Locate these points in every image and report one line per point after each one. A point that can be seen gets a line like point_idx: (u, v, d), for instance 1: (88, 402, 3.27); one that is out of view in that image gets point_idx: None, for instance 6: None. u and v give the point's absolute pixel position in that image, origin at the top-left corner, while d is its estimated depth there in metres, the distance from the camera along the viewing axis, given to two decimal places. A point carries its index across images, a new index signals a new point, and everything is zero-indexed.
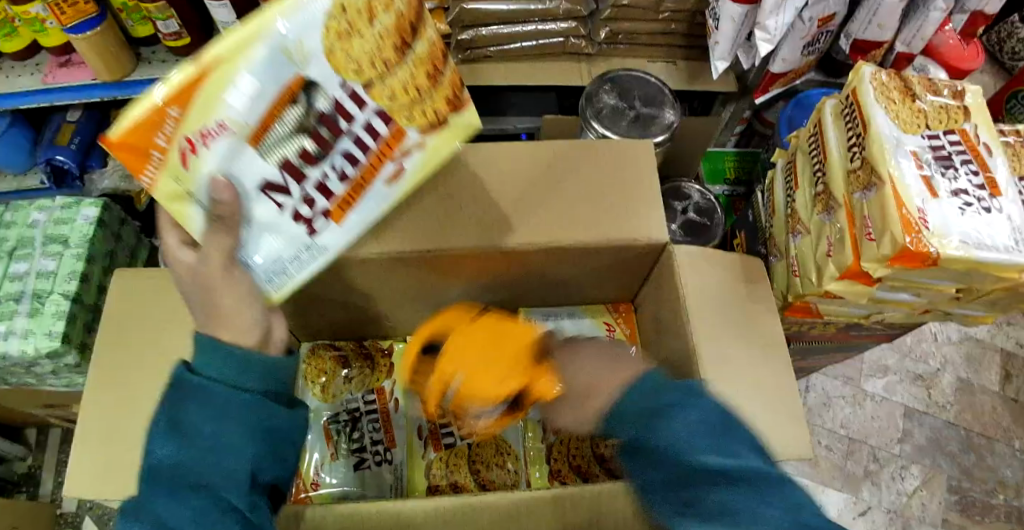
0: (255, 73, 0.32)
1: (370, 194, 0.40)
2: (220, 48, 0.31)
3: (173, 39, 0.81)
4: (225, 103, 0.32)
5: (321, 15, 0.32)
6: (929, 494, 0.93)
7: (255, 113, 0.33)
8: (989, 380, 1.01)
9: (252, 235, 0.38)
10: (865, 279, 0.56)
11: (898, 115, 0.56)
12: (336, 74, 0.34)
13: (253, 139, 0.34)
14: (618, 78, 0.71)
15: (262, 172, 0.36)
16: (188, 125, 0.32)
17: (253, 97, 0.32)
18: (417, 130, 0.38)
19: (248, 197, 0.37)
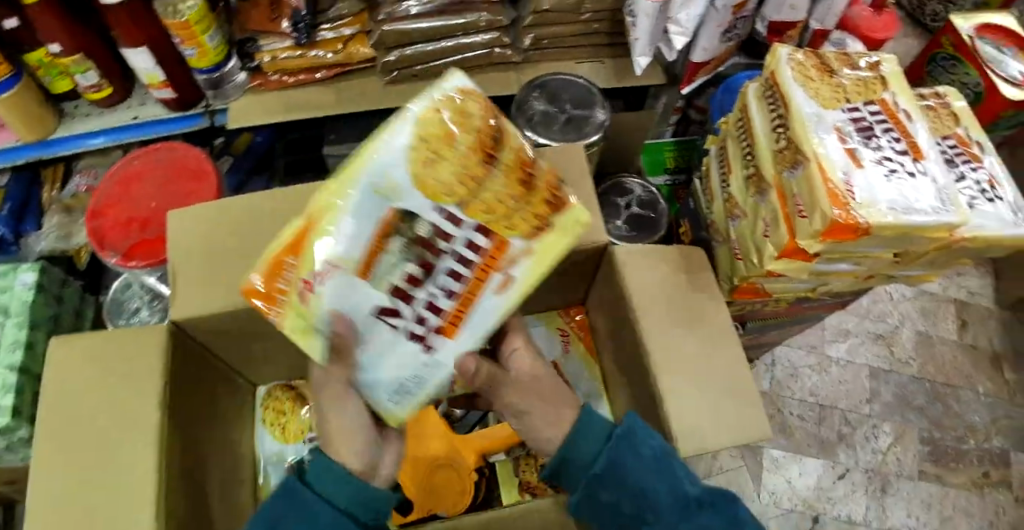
0: (352, 215, 0.38)
1: (483, 307, 0.41)
2: (331, 198, 0.38)
3: (94, 91, 0.79)
4: (330, 244, 0.38)
5: (407, 151, 0.38)
6: (903, 449, 0.96)
7: (358, 249, 0.39)
8: (946, 330, 1.04)
9: (375, 361, 0.42)
10: (803, 256, 0.56)
11: (817, 93, 0.57)
12: (429, 200, 0.38)
13: (360, 272, 0.39)
14: (547, 83, 0.71)
15: (375, 300, 0.40)
16: (302, 269, 0.39)
17: (354, 235, 0.38)
18: (519, 237, 0.40)
19: (365, 325, 0.41)
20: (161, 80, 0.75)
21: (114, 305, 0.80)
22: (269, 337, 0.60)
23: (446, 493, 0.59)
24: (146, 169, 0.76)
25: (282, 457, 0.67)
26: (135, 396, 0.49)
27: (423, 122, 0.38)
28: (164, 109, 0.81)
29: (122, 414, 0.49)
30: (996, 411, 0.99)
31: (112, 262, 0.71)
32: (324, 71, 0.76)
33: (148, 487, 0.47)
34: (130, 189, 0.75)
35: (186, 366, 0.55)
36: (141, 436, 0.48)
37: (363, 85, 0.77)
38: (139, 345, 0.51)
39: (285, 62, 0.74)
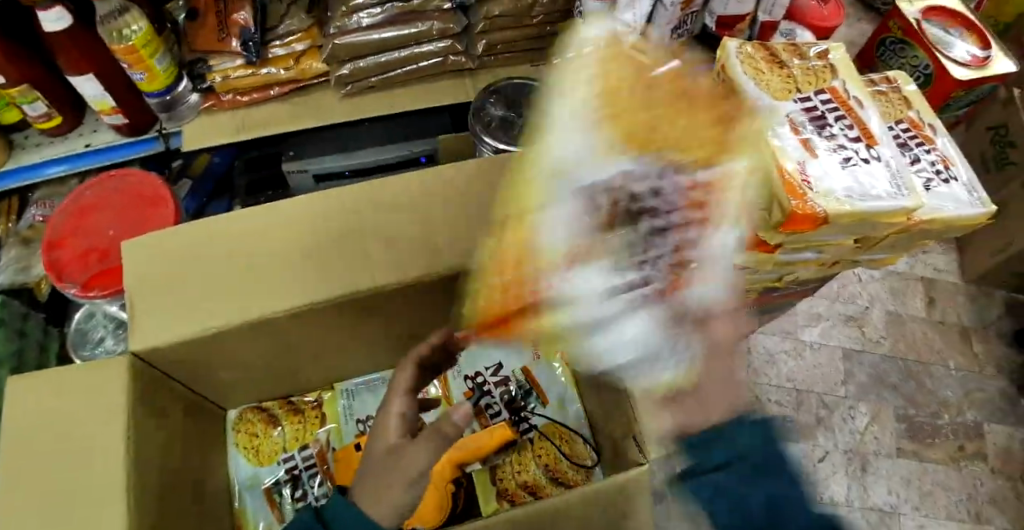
0: (559, 201, 0.42)
1: (722, 256, 0.45)
2: (531, 199, 0.43)
3: (43, 121, 0.77)
4: (551, 238, 0.42)
5: (574, 127, 0.42)
6: (880, 428, 0.97)
7: (569, 238, 0.42)
8: (915, 308, 1.06)
9: (616, 336, 0.43)
10: (766, 247, 0.57)
11: (768, 85, 0.57)
12: (607, 162, 0.42)
13: (592, 259, 0.42)
14: (502, 88, 0.71)
15: (604, 281, 0.41)
16: (553, 269, 0.42)
17: (564, 221, 0.42)
18: (710, 162, 0.45)
19: (618, 309, 0.42)
20: (110, 106, 0.73)
21: (78, 336, 0.78)
22: (234, 363, 0.59)
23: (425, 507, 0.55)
24: (103, 198, 0.74)
25: (257, 480, 0.67)
26: (98, 435, 0.47)
27: (573, 112, 0.43)
28: (117, 134, 0.80)
29: (85, 453, 0.47)
30: (968, 384, 1.01)
31: (71, 294, 0.69)
32: (277, 87, 0.75)
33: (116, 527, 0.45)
34: (86, 219, 0.73)
35: (151, 399, 0.53)
36: (106, 475, 0.46)
37: (319, 99, 0.76)
38: (99, 378, 0.49)
39: (236, 82, 0.73)
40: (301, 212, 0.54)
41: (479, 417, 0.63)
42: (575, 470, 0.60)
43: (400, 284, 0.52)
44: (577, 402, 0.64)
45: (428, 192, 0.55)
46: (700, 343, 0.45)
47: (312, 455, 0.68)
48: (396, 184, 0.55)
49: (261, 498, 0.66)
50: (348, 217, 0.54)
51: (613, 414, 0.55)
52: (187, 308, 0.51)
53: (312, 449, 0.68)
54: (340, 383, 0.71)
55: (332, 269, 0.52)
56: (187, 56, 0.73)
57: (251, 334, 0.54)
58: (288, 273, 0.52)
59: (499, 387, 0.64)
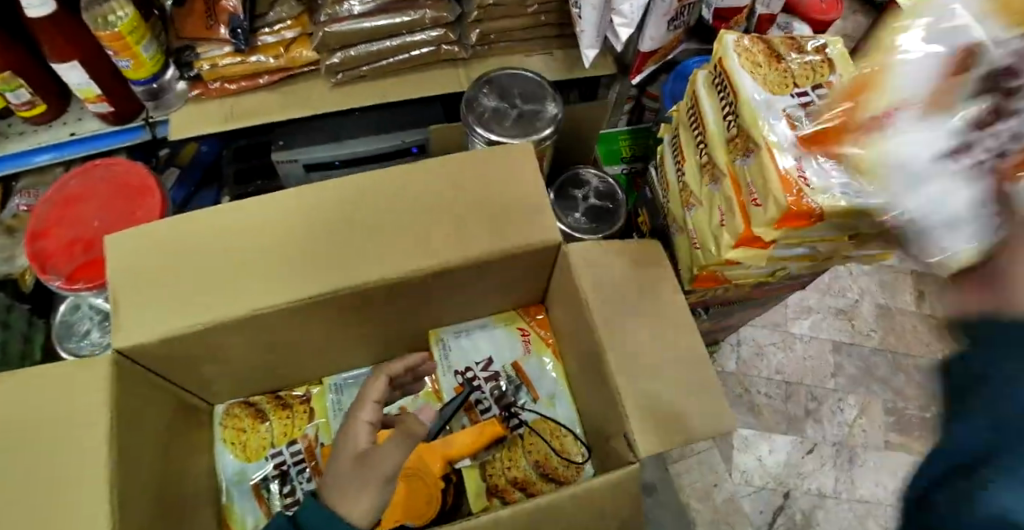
0: (908, 60, 0.42)
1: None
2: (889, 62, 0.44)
3: (27, 109, 0.75)
4: (895, 91, 0.41)
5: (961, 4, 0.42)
6: (868, 420, 0.98)
7: (918, 88, 0.40)
8: (906, 302, 1.06)
9: (936, 189, 0.35)
10: (760, 244, 0.57)
11: (765, 80, 0.57)
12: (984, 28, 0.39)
13: (928, 103, 0.39)
14: (496, 78, 0.70)
15: (933, 136, 0.36)
16: (871, 107, 0.43)
17: (921, 71, 0.41)
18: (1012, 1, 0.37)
19: (932, 141, 0.36)
20: (96, 94, 0.71)
21: (61, 328, 0.76)
22: (222, 357, 0.58)
23: (411, 505, 0.57)
24: (85, 190, 0.73)
25: (245, 475, 0.67)
26: (81, 432, 0.47)
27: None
28: (101, 124, 0.78)
29: (70, 452, 0.46)
30: None
31: (55, 286, 0.68)
32: (267, 76, 0.73)
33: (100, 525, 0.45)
34: (69, 211, 0.72)
35: (135, 396, 0.52)
36: (89, 472, 0.46)
37: (308, 88, 0.75)
38: (82, 374, 0.48)
39: (225, 70, 0.71)
40: (291, 205, 0.54)
41: (468, 411, 0.62)
42: (565, 465, 0.60)
43: (390, 279, 0.52)
44: (569, 399, 0.63)
45: (420, 185, 0.54)
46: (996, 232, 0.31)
47: (300, 450, 0.67)
48: (386, 177, 0.55)
49: (249, 494, 0.66)
50: (338, 210, 0.53)
51: (605, 410, 0.55)
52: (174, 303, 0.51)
53: (301, 444, 0.68)
54: (328, 377, 0.71)
55: (323, 263, 0.52)
56: (173, 43, 0.72)
57: (239, 329, 0.53)
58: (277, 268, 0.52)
59: (489, 382, 0.63)
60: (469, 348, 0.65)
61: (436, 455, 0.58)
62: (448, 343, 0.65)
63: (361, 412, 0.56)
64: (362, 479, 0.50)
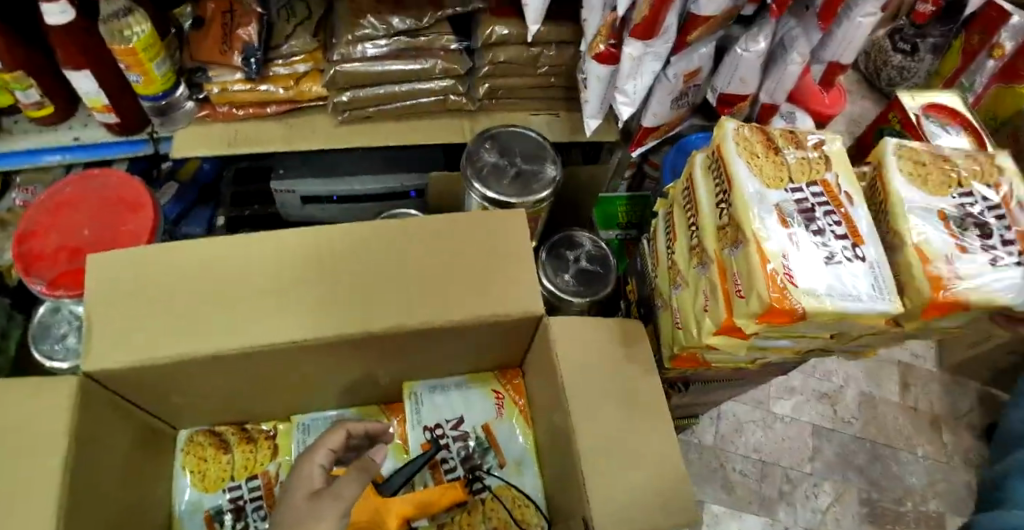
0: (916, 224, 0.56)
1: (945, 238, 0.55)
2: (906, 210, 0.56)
3: (35, 109, 0.75)
4: (932, 239, 0.54)
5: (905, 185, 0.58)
6: (842, 508, 0.97)
7: (928, 244, 0.54)
8: (888, 391, 1.06)
9: (974, 266, 0.53)
10: (740, 334, 0.56)
11: (760, 171, 0.57)
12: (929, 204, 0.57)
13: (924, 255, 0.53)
14: (498, 134, 0.71)
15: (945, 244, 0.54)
16: (933, 255, 0.53)
17: (940, 236, 0.55)
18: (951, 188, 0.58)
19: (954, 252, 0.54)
20: (104, 104, 0.72)
21: (39, 330, 0.75)
22: (188, 389, 0.58)
23: None
24: (82, 196, 0.73)
25: (199, 507, 0.65)
26: (29, 459, 0.46)
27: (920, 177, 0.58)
28: (106, 132, 0.78)
29: (29, 476, 0.45)
30: (934, 474, 1.01)
31: (38, 289, 0.67)
32: (275, 105, 0.74)
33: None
34: (62, 215, 0.72)
35: (96, 422, 0.51)
36: (35, 500, 0.45)
37: (314, 121, 0.75)
38: (45, 397, 0.47)
39: (236, 96, 0.72)
40: (276, 249, 0.53)
41: (432, 469, 0.62)
42: None
43: (365, 332, 0.52)
44: (535, 466, 0.62)
45: (407, 241, 0.54)
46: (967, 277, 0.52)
47: (258, 486, 0.66)
48: (374, 228, 0.55)
49: (201, 527, 0.65)
50: (323, 259, 0.53)
51: (566, 488, 0.54)
52: (146, 335, 0.50)
53: (260, 480, 0.66)
54: (296, 415, 0.70)
55: (303, 307, 0.52)
56: (189, 63, 0.72)
57: (209, 365, 0.53)
58: (255, 310, 0.51)
59: (457, 441, 0.63)
60: (439, 404, 0.64)
61: (390, 509, 0.54)
62: (420, 397, 0.64)
63: (315, 456, 0.53)
64: (311, 520, 0.46)
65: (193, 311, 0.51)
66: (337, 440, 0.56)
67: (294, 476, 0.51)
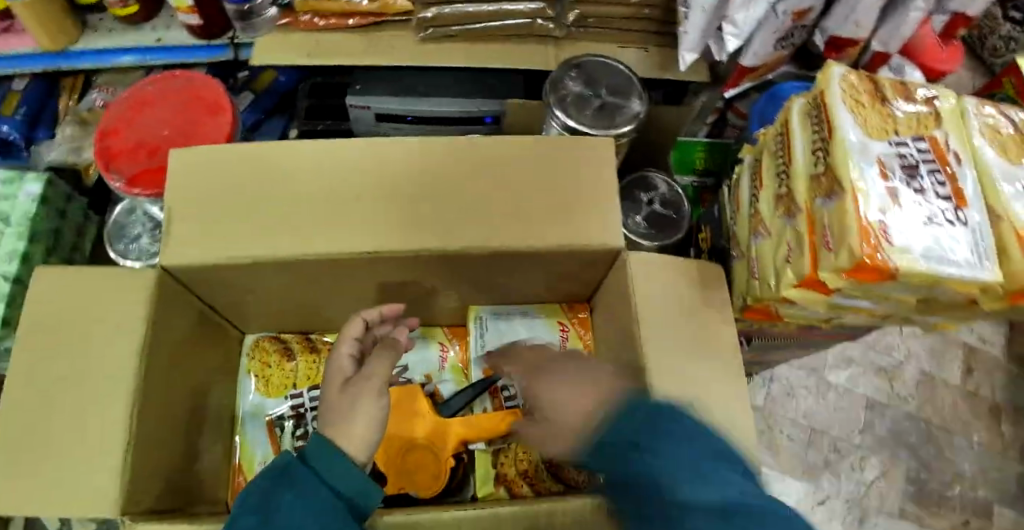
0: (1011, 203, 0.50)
1: None
2: (993, 186, 0.51)
3: (120, 8, 0.75)
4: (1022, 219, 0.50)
5: (991, 157, 0.52)
6: (887, 485, 0.96)
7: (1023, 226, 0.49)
8: (952, 374, 1.04)
9: None
10: (822, 288, 0.52)
11: (865, 120, 0.51)
12: (1013, 177, 0.52)
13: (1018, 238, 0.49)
14: (586, 64, 0.68)
15: None
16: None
17: None
18: None
19: None
20: (188, 5, 0.71)
21: (114, 228, 0.77)
22: (258, 291, 0.58)
23: (416, 475, 0.59)
24: (160, 95, 0.73)
25: (261, 410, 0.68)
26: (115, 341, 0.47)
27: (1003, 148, 0.53)
28: (188, 35, 0.78)
29: (112, 356, 0.47)
30: (987, 462, 1.00)
31: (116, 186, 0.68)
32: (356, 18, 0.72)
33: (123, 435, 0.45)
34: (139, 114, 0.72)
35: (173, 312, 0.52)
36: (126, 377, 0.46)
37: (392, 38, 0.73)
38: (130, 282, 0.49)
39: (319, 5, 0.71)
40: (361, 155, 0.52)
41: (492, 394, 0.64)
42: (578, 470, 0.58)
43: (447, 249, 0.51)
44: None
45: (492, 160, 0.53)
46: None
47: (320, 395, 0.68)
48: (458, 142, 0.53)
49: (262, 429, 0.67)
50: (407, 169, 0.52)
51: None
52: (226, 230, 0.50)
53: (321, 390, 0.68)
54: None
55: (386, 217, 0.51)
56: None
57: (289, 270, 0.53)
58: (337, 217, 0.51)
59: None
60: (504, 331, 0.65)
61: (423, 420, 0.60)
62: (484, 322, 0.65)
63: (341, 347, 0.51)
64: (353, 405, 0.45)
65: (276, 211, 0.51)
66: (360, 327, 0.53)
67: (328, 369, 0.50)
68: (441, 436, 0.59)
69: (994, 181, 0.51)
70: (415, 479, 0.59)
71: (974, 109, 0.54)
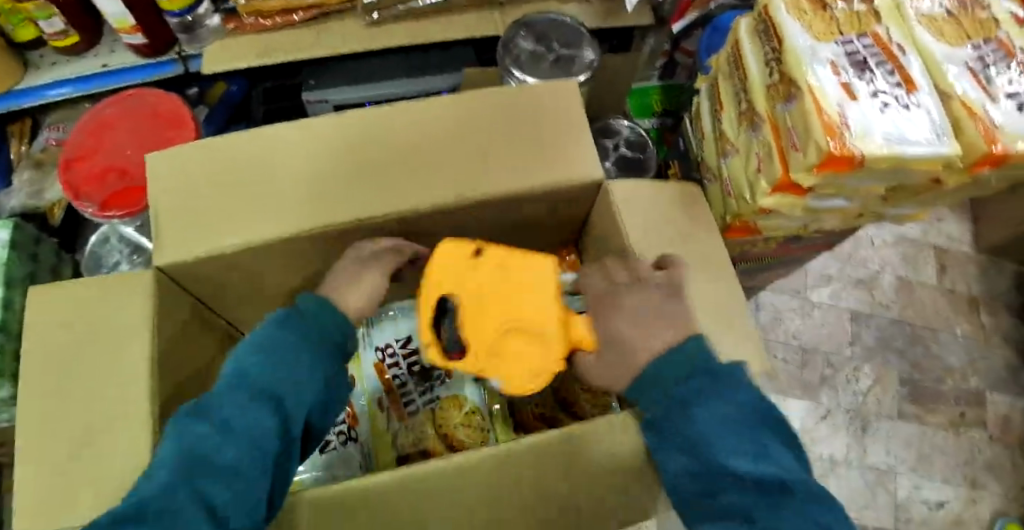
0: (958, 82, 0.53)
1: (973, 91, 0.53)
2: (936, 70, 0.54)
3: (60, 39, 0.75)
4: (970, 95, 0.52)
5: (932, 45, 0.55)
6: (882, 391, 1.00)
7: (971, 101, 0.52)
8: (927, 276, 1.08)
9: (1009, 116, 0.52)
10: (797, 190, 0.54)
11: (810, 25, 0.53)
12: (955, 61, 0.55)
13: (969, 113, 0.52)
14: (534, 22, 0.70)
15: (980, 97, 0.52)
16: (974, 111, 0.52)
17: (973, 90, 0.53)
18: (966, 47, 0.56)
19: (988, 106, 0.52)
20: (131, 25, 0.71)
21: (92, 261, 0.76)
22: (251, 284, 0.58)
23: (509, 361, 0.46)
24: (120, 117, 0.72)
25: None
26: (119, 347, 0.47)
27: (941, 36, 0.56)
28: (136, 55, 0.78)
29: (112, 363, 0.47)
30: (973, 353, 1.05)
31: (89, 213, 0.68)
32: (302, 12, 0.72)
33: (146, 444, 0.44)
34: (101, 138, 0.72)
35: (171, 316, 0.52)
36: (131, 386, 0.46)
37: (341, 26, 0.74)
38: (125, 288, 0.49)
39: (261, 4, 0.71)
40: (335, 129, 0.53)
41: None
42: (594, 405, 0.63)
43: (435, 207, 0.52)
44: None
45: (463, 118, 0.54)
46: (1009, 127, 0.51)
47: None
48: (425, 106, 0.54)
49: None
50: (380, 139, 0.53)
51: None
52: (210, 226, 0.50)
53: None
54: None
55: (368, 187, 0.52)
56: None
57: (281, 255, 0.53)
58: (318, 196, 0.51)
59: None
60: None
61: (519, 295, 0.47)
62: None
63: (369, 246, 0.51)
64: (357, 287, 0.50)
65: (256, 200, 0.51)
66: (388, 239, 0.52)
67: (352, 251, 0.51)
68: (553, 323, 0.47)
69: (938, 66, 0.54)
70: (509, 367, 0.46)
71: (909, 5, 0.58)
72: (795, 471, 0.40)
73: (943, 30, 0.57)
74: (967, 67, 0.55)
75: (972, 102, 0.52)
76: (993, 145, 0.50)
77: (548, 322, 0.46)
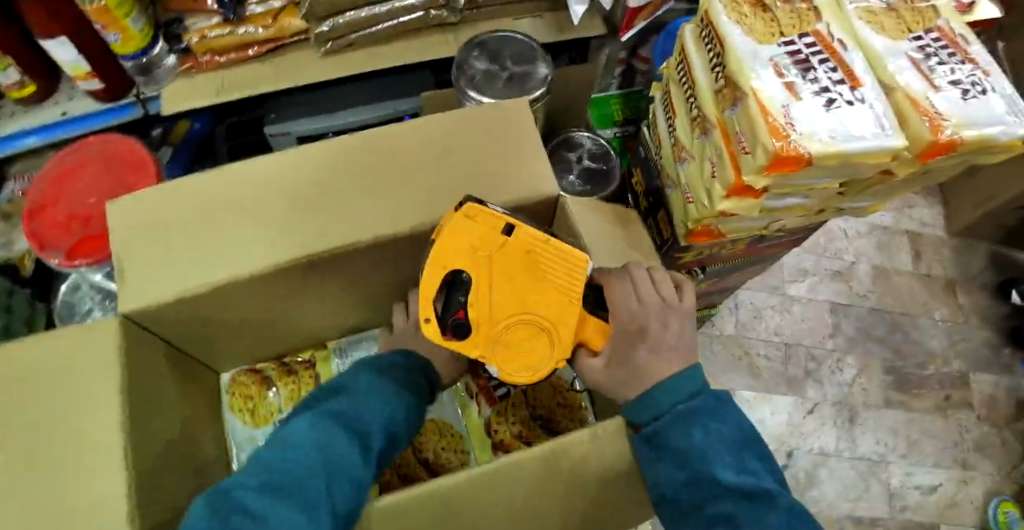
0: (902, 73, 0.54)
1: (915, 81, 0.53)
2: (878, 63, 0.55)
3: (17, 89, 0.75)
4: (913, 86, 0.53)
5: (875, 38, 0.56)
6: (867, 380, 1.01)
7: (916, 92, 0.53)
8: (902, 262, 1.09)
9: (956, 102, 0.52)
10: (751, 193, 0.54)
11: (751, 28, 0.54)
12: (898, 51, 0.55)
13: (914, 103, 0.52)
14: (487, 41, 0.70)
15: (924, 88, 0.53)
16: (919, 101, 0.52)
17: (916, 80, 0.54)
18: (908, 38, 0.57)
19: (933, 95, 0.52)
20: (86, 71, 0.71)
21: (64, 308, 0.76)
22: (217, 322, 0.58)
23: (513, 351, 0.48)
24: (83, 163, 0.72)
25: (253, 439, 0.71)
26: (82, 398, 0.47)
27: (882, 28, 0.57)
28: (95, 101, 0.78)
29: (72, 415, 0.46)
30: (953, 335, 1.05)
31: (55, 264, 0.67)
32: (256, 46, 0.73)
33: (113, 497, 0.44)
34: (64, 186, 0.72)
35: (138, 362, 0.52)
36: (94, 436, 0.45)
37: (296, 58, 0.74)
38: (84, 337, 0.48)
39: (214, 41, 0.71)
40: (286, 163, 0.53)
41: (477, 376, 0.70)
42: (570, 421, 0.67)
43: (393, 234, 0.52)
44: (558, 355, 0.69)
45: (416, 143, 0.54)
46: (956, 113, 0.51)
47: None
48: (378, 134, 0.55)
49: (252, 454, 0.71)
50: (335, 168, 0.53)
51: None
52: (169, 269, 0.50)
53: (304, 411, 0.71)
54: (333, 341, 0.75)
55: (324, 219, 0.52)
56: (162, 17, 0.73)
57: (243, 292, 0.53)
58: (275, 231, 0.51)
59: None
60: None
61: (542, 291, 0.48)
62: None
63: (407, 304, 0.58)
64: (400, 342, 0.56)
65: (213, 240, 0.51)
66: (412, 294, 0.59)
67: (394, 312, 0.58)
68: (564, 323, 0.48)
69: (880, 59, 0.55)
70: (512, 357, 0.49)
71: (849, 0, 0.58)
72: (778, 489, 0.42)
73: (884, 23, 0.57)
74: (908, 58, 0.55)
75: (918, 91, 0.53)
76: (942, 132, 0.50)
77: (559, 320, 0.48)
